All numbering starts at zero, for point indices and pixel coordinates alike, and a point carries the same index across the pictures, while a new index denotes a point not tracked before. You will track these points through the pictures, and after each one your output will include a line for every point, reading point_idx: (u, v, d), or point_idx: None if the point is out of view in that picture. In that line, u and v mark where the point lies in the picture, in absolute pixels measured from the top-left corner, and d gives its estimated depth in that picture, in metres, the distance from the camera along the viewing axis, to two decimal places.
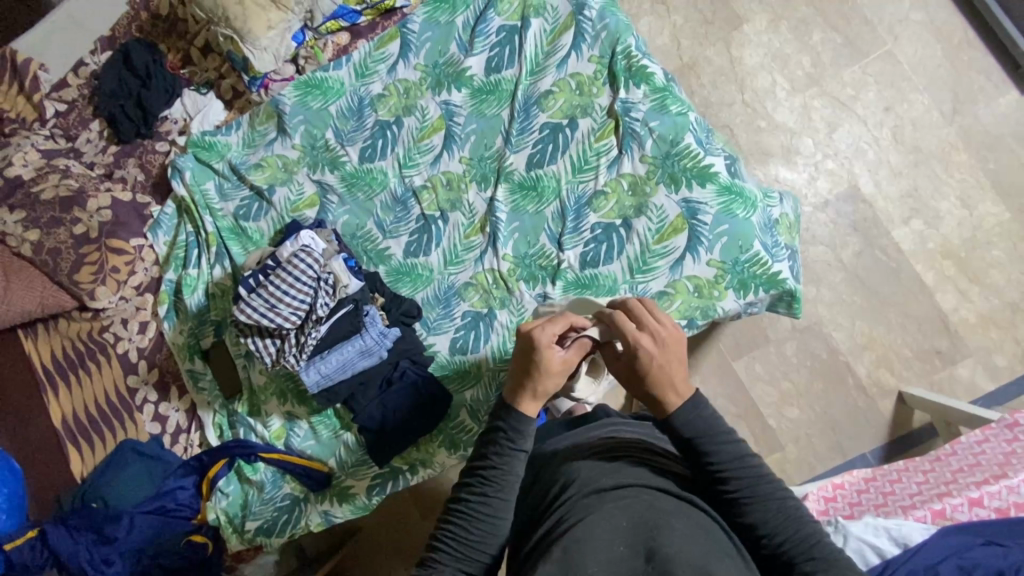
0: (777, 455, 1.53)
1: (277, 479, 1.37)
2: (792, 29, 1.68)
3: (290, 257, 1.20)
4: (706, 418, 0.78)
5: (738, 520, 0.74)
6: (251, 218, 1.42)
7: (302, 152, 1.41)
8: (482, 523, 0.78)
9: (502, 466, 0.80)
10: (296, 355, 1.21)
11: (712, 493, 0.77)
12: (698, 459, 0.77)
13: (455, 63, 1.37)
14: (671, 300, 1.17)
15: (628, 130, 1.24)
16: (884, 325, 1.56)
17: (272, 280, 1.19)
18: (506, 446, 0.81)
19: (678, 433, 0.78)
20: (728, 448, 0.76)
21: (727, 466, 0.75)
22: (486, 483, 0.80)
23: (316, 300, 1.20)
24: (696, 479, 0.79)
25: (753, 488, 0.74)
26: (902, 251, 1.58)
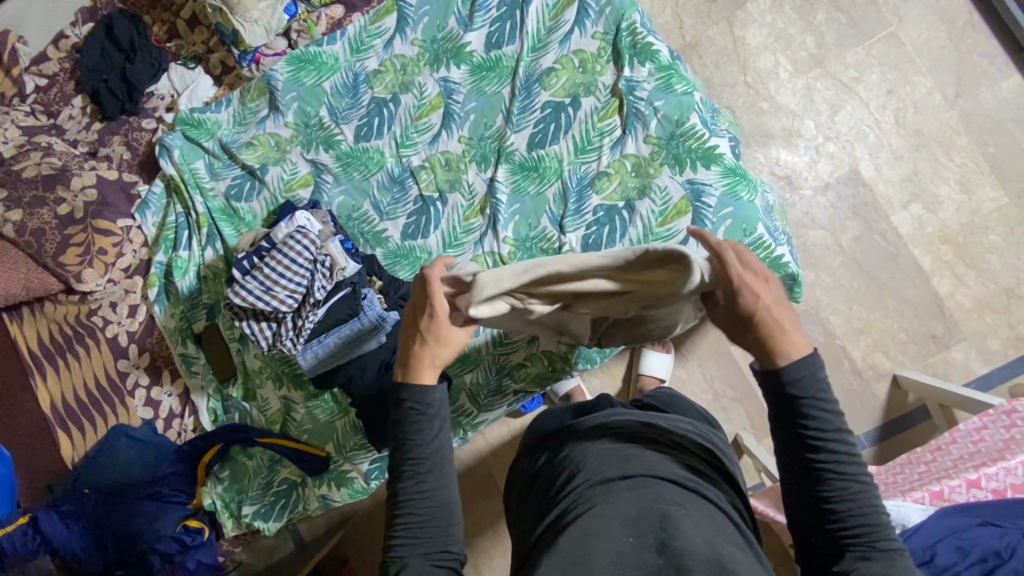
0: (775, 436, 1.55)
1: (274, 464, 1.36)
2: (796, 9, 1.65)
3: (286, 239, 1.15)
4: (814, 387, 0.69)
5: (808, 489, 0.69)
6: (244, 199, 1.38)
7: (295, 130, 1.37)
8: (431, 499, 0.73)
9: (428, 439, 0.75)
10: (293, 339, 1.17)
11: (790, 455, 0.71)
12: (793, 417, 0.70)
13: (454, 39, 1.32)
14: None
15: (631, 110, 1.21)
16: (882, 310, 1.58)
17: (267, 262, 1.14)
18: (415, 414, 0.76)
19: (782, 389, 0.70)
20: (827, 419, 0.69)
21: (822, 433, 0.68)
22: (419, 462, 0.74)
23: (312, 283, 1.16)
24: (781, 436, 0.71)
25: (841, 463, 0.68)
26: (900, 236, 1.58)
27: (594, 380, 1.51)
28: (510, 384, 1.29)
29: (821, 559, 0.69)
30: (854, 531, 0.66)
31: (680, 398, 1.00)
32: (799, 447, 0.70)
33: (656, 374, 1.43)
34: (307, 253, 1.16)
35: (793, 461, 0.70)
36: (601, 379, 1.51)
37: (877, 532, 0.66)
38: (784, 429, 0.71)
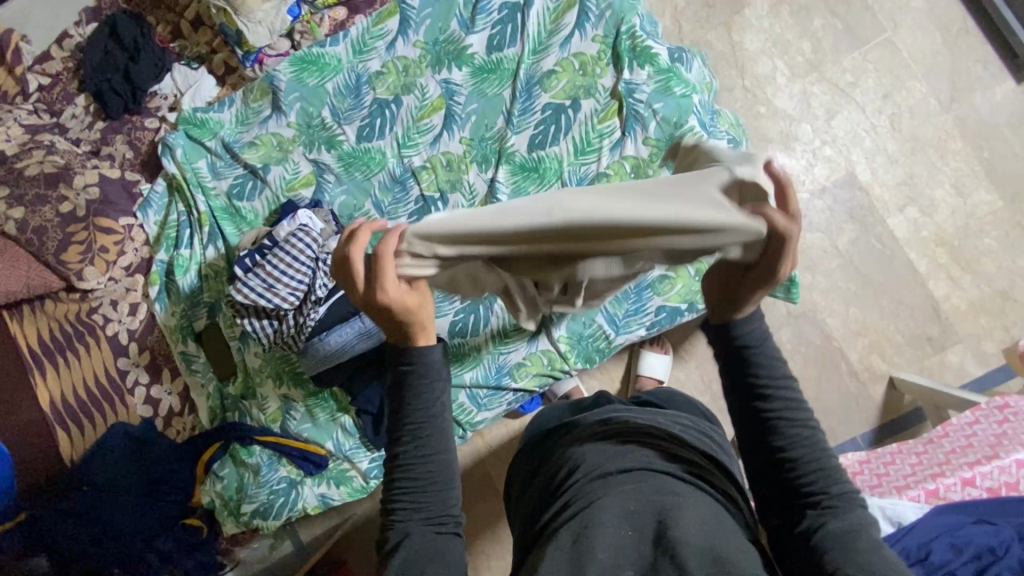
0: None
1: (273, 463, 1.36)
2: (792, 14, 1.67)
3: (288, 237, 1.16)
4: (763, 340, 0.73)
5: (763, 441, 0.71)
6: (246, 198, 1.40)
7: (297, 130, 1.38)
8: (432, 464, 0.72)
9: (428, 404, 0.74)
10: (294, 337, 1.18)
11: (743, 407, 0.73)
12: (743, 368, 0.73)
13: (456, 41, 1.34)
14: (672, 285, 1.24)
15: (631, 112, 1.22)
16: (878, 311, 1.60)
17: (269, 260, 1.15)
18: (416, 376, 0.74)
19: (729, 339, 0.73)
20: (774, 371, 0.72)
21: (770, 381, 0.72)
22: (420, 427, 0.73)
23: (314, 281, 1.16)
24: (732, 389, 0.75)
25: (790, 411, 0.71)
26: (896, 239, 1.60)
27: (593, 380, 1.52)
28: (510, 382, 1.29)
29: (785, 516, 0.69)
30: (811, 481, 0.68)
31: (677, 395, 1.01)
32: (750, 398, 0.72)
33: (654, 375, 1.45)
34: (310, 251, 1.16)
35: (747, 413, 0.73)
36: (600, 379, 1.52)
37: (832, 480, 0.68)
38: (734, 381, 0.74)
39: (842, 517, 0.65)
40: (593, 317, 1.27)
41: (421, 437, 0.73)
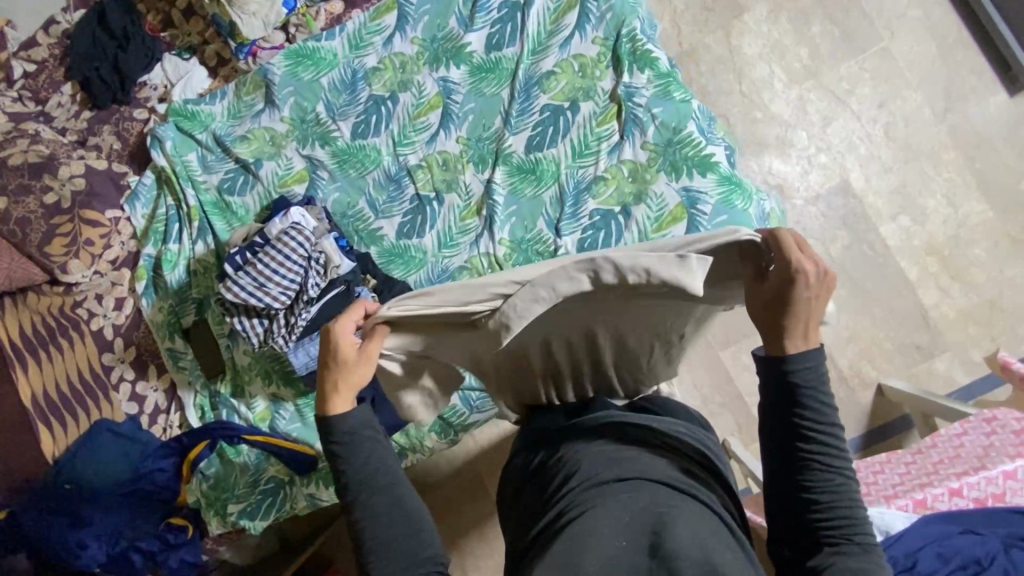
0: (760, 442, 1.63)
1: (261, 462, 1.35)
2: (791, 20, 1.67)
3: (279, 235, 1.14)
4: (814, 380, 0.70)
5: (792, 478, 0.69)
6: (237, 193, 1.37)
7: (291, 125, 1.36)
8: (393, 514, 0.74)
9: (373, 464, 0.76)
10: (284, 337, 1.14)
11: (779, 444, 0.71)
12: (789, 404, 0.70)
13: (454, 38, 1.32)
14: None
15: (630, 116, 1.22)
16: (869, 318, 1.61)
17: (260, 258, 1.13)
18: (361, 433, 0.77)
19: (780, 374, 0.71)
20: (820, 413, 0.70)
21: (814, 424, 0.69)
22: (370, 485, 0.75)
23: (306, 280, 1.14)
24: (773, 422, 0.72)
25: (827, 455, 0.69)
26: (888, 247, 1.62)
27: None
28: None
29: (799, 552, 0.69)
30: (835, 525, 0.66)
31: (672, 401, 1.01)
32: (789, 437, 0.70)
33: None
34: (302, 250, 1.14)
35: (781, 451, 0.71)
36: None
37: (857, 528, 0.66)
38: (776, 414, 0.72)
39: (858, 561, 0.65)
40: None
41: (366, 483, 0.75)
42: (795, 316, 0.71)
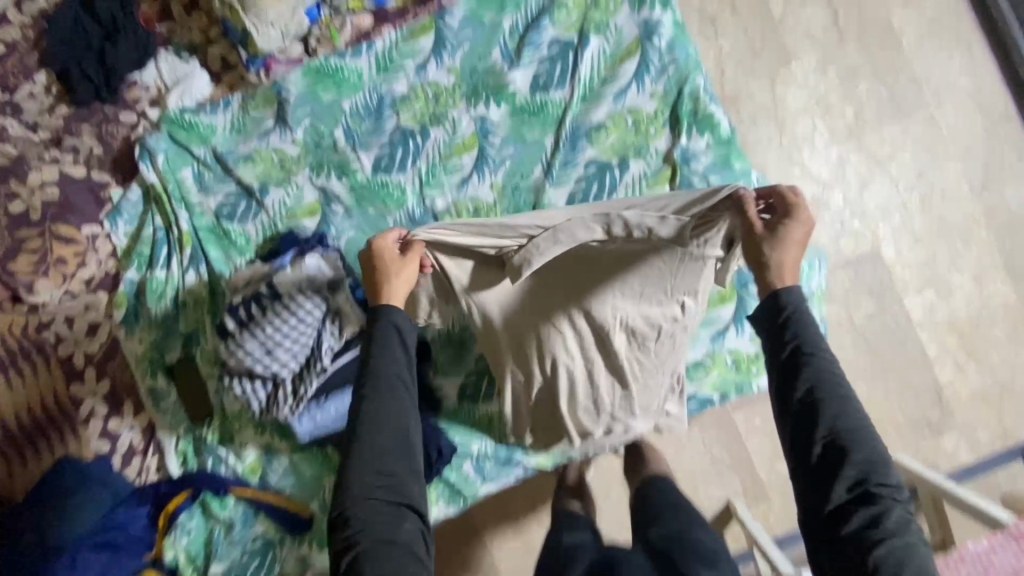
0: (763, 506, 1.63)
1: (248, 518, 1.24)
2: (839, 75, 1.60)
3: (292, 292, 0.99)
4: (810, 323, 0.80)
5: (803, 416, 0.76)
6: (237, 220, 1.22)
7: (304, 149, 1.21)
8: (390, 443, 0.77)
9: (385, 377, 0.80)
10: (290, 406, 1.02)
11: (788, 385, 0.78)
12: (794, 348, 0.78)
13: (497, 73, 1.19)
14: (707, 372, 1.13)
15: (685, 183, 1.13)
16: (883, 391, 1.59)
17: (268, 318, 0.99)
18: (384, 335, 0.83)
19: (781, 322, 0.80)
20: (822, 355, 0.77)
21: (818, 364, 0.77)
22: (378, 398, 0.78)
23: (319, 344, 1.00)
24: (780, 366, 0.79)
25: (832, 388, 0.75)
26: (910, 319, 1.59)
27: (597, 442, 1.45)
28: (522, 459, 1.19)
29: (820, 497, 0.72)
30: (850, 458, 0.72)
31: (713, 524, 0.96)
32: (807, 411, 0.75)
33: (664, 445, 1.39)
34: (316, 311, 1.00)
35: (803, 427, 0.75)
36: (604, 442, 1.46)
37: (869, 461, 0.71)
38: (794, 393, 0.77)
39: (876, 505, 0.69)
40: None
41: (377, 408, 0.77)
42: (783, 251, 0.82)
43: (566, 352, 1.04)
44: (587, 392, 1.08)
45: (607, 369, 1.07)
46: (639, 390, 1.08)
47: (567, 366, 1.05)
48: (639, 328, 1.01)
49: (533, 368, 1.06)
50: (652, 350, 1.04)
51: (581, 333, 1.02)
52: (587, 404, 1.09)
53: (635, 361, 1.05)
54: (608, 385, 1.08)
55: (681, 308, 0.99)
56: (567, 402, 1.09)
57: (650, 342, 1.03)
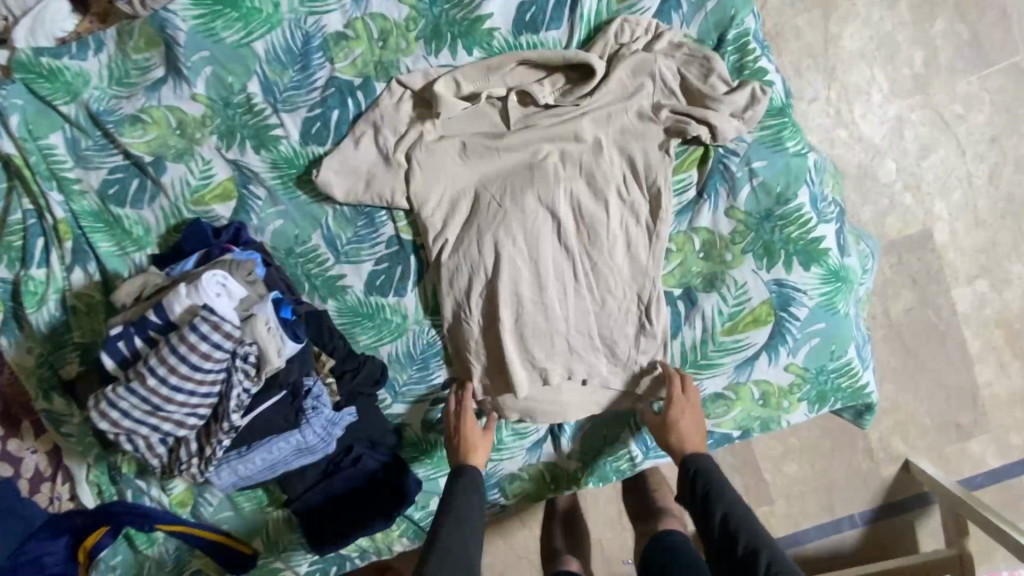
0: (764, 507, 1.44)
1: (181, 554, 1.06)
2: (912, 9, 1.27)
3: (183, 330, 0.71)
4: (719, 479, 0.82)
5: (743, 570, 0.72)
6: (128, 203, 0.94)
7: (208, 108, 0.90)
8: (453, 571, 0.74)
9: (462, 513, 0.81)
10: (199, 468, 0.78)
11: (720, 545, 0.76)
12: (711, 515, 0.78)
13: (467, 3, 0.87)
14: (727, 408, 0.90)
15: (718, 166, 0.85)
16: (912, 392, 1.40)
17: (152, 366, 0.71)
18: (456, 485, 0.84)
19: (696, 492, 0.81)
20: (735, 507, 0.77)
21: (732, 513, 0.77)
22: (444, 538, 0.77)
23: (228, 392, 0.75)
24: (709, 536, 0.78)
25: (755, 536, 0.74)
26: (954, 313, 1.37)
27: None
28: (499, 497, 0.97)
29: None
30: None
31: None
32: (745, 557, 0.72)
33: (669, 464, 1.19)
34: (220, 351, 0.73)
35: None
36: None
37: None
38: (725, 540, 0.75)
39: None
40: (617, 431, 0.94)
41: (455, 537, 0.78)
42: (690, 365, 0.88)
43: (519, 264, 0.87)
44: (539, 315, 0.88)
45: (561, 284, 0.87)
46: (600, 312, 0.88)
47: (516, 289, 0.87)
48: (593, 217, 0.86)
49: (474, 263, 0.88)
50: (609, 254, 0.86)
51: (538, 248, 0.86)
52: (535, 317, 0.88)
53: (593, 272, 0.87)
54: (559, 299, 0.88)
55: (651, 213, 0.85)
56: (513, 317, 0.88)
57: (611, 237, 0.86)
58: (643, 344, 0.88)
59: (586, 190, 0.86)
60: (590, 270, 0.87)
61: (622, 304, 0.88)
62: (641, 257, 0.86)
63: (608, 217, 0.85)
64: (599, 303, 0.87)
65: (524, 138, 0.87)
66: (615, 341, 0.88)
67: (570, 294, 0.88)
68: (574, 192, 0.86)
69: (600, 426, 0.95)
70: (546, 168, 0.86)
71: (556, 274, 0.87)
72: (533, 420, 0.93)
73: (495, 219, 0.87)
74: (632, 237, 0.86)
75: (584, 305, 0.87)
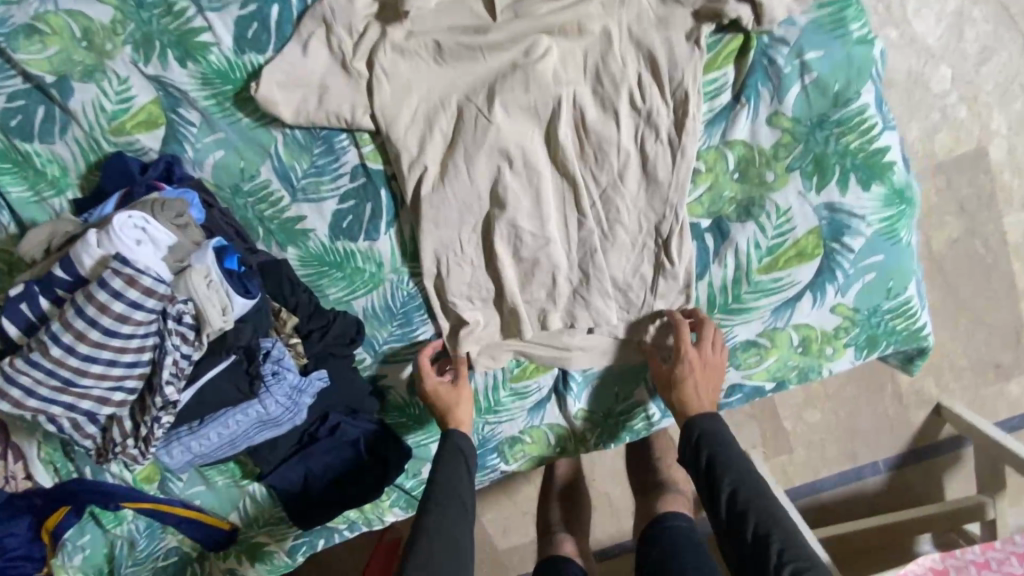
0: (781, 458, 1.26)
1: (154, 531, 0.97)
2: None
3: (93, 287, 0.58)
4: (727, 447, 0.71)
5: (753, 555, 0.64)
6: (36, 136, 0.76)
7: (117, 10, 0.71)
8: (443, 551, 0.66)
9: (449, 488, 0.71)
10: (138, 449, 0.66)
11: (727, 525, 0.68)
12: (717, 493, 0.69)
13: None
14: (760, 357, 0.77)
15: (760, 61, 0.67)
16: (949, 330, 1.22)
17: (60, 332, 0.58)
18: (442, 456, 0.74)
19: (698, 465, 0.71)
20: (747, 483, 0.67)
21: (741, 491, 0.67)
22: (432, 515, 0.69)
23: (161, 360, 0.63)
24: (713, 516, 0.69)
25: (768, 518, 0.65)
26: (1006, 244, 1.19)
27: None
28: (499, 464, 0.86)
29: None
30: None
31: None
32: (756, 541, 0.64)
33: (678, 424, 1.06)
34: (144, 311, 0.60)
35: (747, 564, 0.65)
36: None
37: None
38: (731, 520, 0.67)
39: None
40: (632, 390, 0.81)
41: (443, 522, 0.68)
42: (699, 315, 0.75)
43: (511, 188, 0.72)
44: (536, 253, 0.74)
45: (561, 213, 0.73)
46: (609, 248, 0.73)
47: (512, 221, 0.73)
48: (600, 130, 0.70)
49: (462, 190, 0.73)
50: (621, 176, 0.71)
51: (535, 168, 0.71)
52: (534, 255, 0.74)
53: (601, 199, 0.72)
54: (561, 232, 0.74)
55: (668, 117, 0.68)
56: (509, 256, 0.75)
57: (623, 154, 0.70)
58: (659, 285, 0.74)
59: (592, 96, 0.70)
60: (597, 197, 0.72)
61: (635, 238, 0.73)
62: (661, 178, 0.70)
63: (620, 129, 0.69)
64: (609, 237, 0.73)
65: (514, 32, 0.70)
66: (627, 282, 0.75)
67: (574, 226, 0.73)
68: (577, 99, 0.69)
69: (613, 381, 0.81)
70: (538, 69, 0.69)
71: (557, 203, 0.73)
72: (535, 377, 0.81)
73: (481, 135, 0.71)
74: (648, 155, 0.70)
75: (590, 239, 0.73)
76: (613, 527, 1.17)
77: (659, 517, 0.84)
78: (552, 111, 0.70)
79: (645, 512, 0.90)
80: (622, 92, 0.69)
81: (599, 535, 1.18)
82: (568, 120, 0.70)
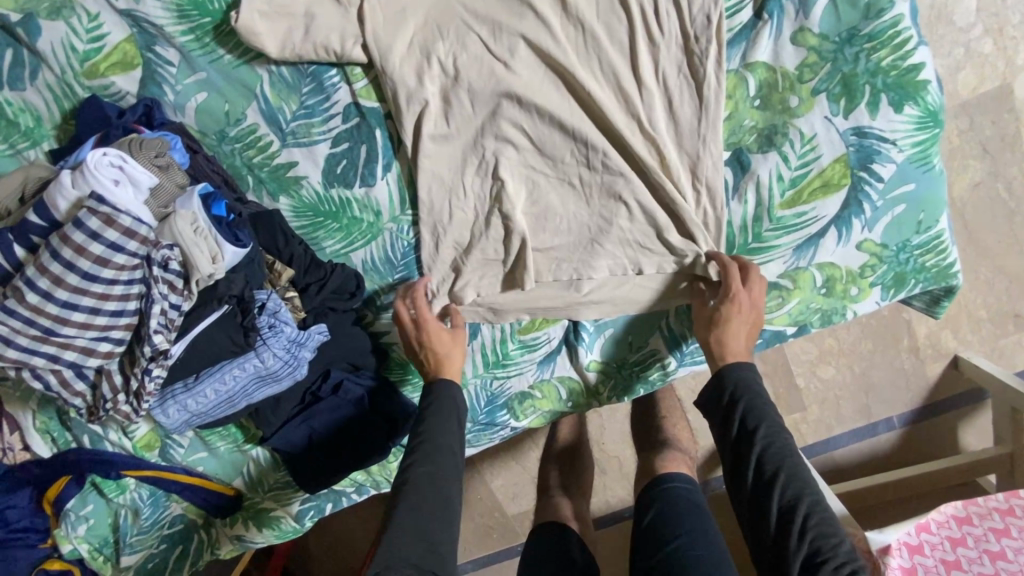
0: (794, 416, 1.20)
1: (157, 499, 0.93)
2: None
3: (67, 230, 0.56)
4: (753, 383, 0.64)
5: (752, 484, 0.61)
6: (5, 83, 0.71)
7: None
8: (428, 506, 0.61)
9: (436, 442, 0.66)
10: (131, 402, 0.65)
11: (733, 451, 0.63)
12: (731, 422, 0.63)
13: None
14: (782, 300, 0.72)
15: None
16: (967, 279, 1.13)
17: (38, 278, 0.56)
18: (427, 408, 0.69)
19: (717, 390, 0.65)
20: (766, 418, 0.62)
21: (759, 423, 0.61)
22: (415, 470, 0.64)
23: (147, 308, 0.61)
24: (721, 441, 0.65)
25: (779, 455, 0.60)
26: None
27: None
28: (509, 421, 0.82)
29: None
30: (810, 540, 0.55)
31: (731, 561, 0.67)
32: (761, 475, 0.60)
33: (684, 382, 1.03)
34: (124, 255, 0.58)
35: (759, 525, 0.59)
36: None
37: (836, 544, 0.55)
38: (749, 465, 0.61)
39: None
40: (649, 339, 0.77)
41: (432, 476, 0.63)
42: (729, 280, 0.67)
43: (514, 122, 0.68)
44: (546, 193, 0.70)
45: (575, 149, 0.68)
46: (631, 185, 0.68)
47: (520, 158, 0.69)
48: (615, 61, 0.65)
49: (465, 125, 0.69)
50: (648, 112, 0.66)
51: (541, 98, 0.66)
52: (543, 194, 0.70)
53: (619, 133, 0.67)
54: (577, 170, 0.69)
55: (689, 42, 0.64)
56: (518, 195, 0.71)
57: (644, 86, 0.66)
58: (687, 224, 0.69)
59: (599, 21, 0.65)
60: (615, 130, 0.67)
61: (660, 174, 0.67)
62: (682, 109, 0.66)
63: (635, 56, 0.65)
64: (630, 174, 0.68)
65: None
66: (652, 222, 0.69)
67: (595, 165, 0.68)
68: (585, 25, 0.65)
69: (626, 330, 0.77)
70: None
71: (574, 141, 0.68)
72: (545, 329, 0.78)
73: (481, 65, 0.67)
74: (669, 85, 0.66)
75: (611, 175, 0.68)
76: (625, 490, 1.15)
77: (659, 478, 0.80)
78: (557, 35, 0.65)
79: (644, 468, 0.86)
80: (636, 17, 0.64)
81: (610, 498, 1.16)
82: (575, 45, 0.66)
